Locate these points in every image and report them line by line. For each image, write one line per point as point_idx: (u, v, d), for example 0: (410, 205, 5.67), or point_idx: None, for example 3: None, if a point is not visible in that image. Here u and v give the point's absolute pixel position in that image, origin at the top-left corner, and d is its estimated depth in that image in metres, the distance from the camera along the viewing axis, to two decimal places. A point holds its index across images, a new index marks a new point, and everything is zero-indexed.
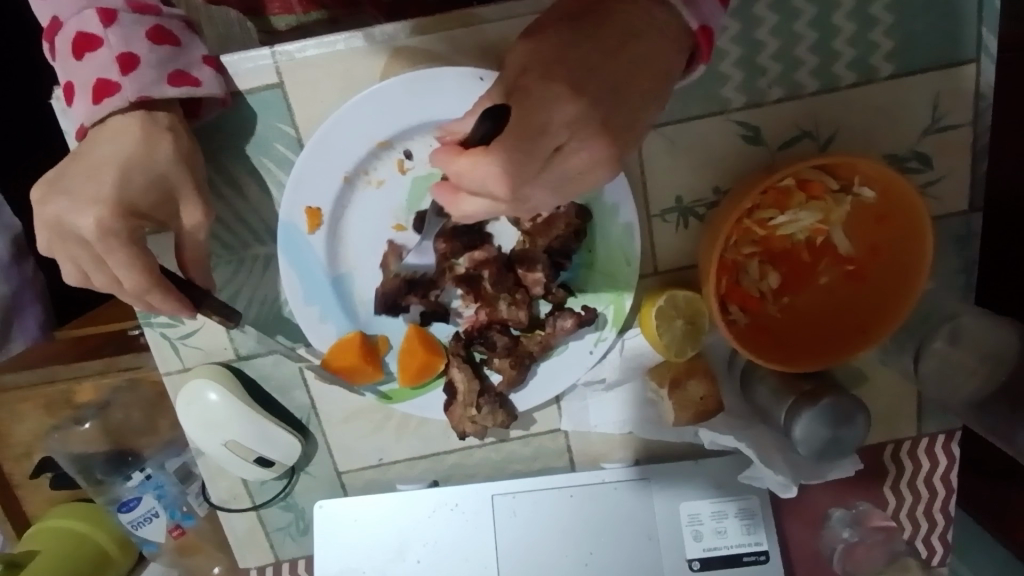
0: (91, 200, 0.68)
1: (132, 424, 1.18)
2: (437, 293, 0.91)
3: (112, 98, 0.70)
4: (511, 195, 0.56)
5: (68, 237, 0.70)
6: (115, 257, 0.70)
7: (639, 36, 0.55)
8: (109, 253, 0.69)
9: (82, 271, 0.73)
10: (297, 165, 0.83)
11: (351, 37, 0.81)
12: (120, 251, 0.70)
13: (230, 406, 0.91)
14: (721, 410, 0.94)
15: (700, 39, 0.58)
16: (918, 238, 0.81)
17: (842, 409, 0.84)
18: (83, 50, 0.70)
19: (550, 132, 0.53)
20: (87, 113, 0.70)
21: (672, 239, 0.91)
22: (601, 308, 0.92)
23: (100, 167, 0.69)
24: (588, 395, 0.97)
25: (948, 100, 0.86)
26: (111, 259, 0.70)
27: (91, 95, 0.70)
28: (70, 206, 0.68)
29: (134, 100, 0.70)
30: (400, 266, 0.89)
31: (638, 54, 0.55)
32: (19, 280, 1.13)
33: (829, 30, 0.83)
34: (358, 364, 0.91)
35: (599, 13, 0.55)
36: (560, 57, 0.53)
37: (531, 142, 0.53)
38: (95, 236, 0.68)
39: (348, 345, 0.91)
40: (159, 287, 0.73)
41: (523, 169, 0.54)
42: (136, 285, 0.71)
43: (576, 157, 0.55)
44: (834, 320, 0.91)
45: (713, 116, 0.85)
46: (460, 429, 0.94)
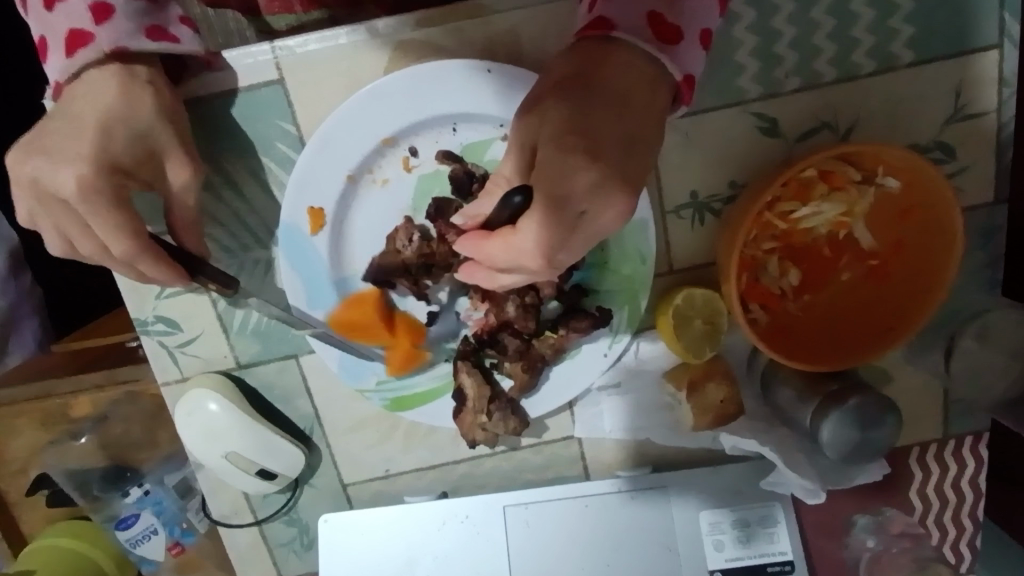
0: (73, 158, 0.65)
1: (131, 438, 1.15)
2: (428, 284, 0.86)
3: (86, 48, 0.66)
4: (545, 261, 0.59)
5: (52, 203, 0.67)
6: (99, 219, 0.66)
7: (635, 95, 0.57)
8: (95, 215, 0.66)
9: (66, 238, 0.70)
10: (299, 164, 0.81)
11: (354, 30, 0.79)
12: (105, 214, 0.66)
13: (231, 417, 0.88)
14: (740, 414, 0.90)
15: (683, 89, 0.60)
16: (945, 229, 0.78)
17: (870, 410, 0.80)
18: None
19: (573, 198, 0.56)
20: (61, 68, 0.67)
21: (688, 236, 0.88)
22: (615, 310, 0.88)
23: (83, 126, 0.66)
24: (601, 400, 0.94)
25: (971, 88, 0.83)
26: (95, 223, 0.67)
27: (65, 47, 0.67)
28: (53, 169, 0.65)
29: (109, 51, 0.67)
30: (411, 245, 0.83)
31: (639, 115, 0.57)
32: (16, 293, 1.14)
33: (847, 17, 0.80)
34: (366, 321, 0.87)
35: (591, 75, 0.57)
36: (565, 128, 0.56)
37: (558, 210, 0.56)
38: (79, 198, 0.65)
39: (359, 302, 0.87)
40: (148, 253, 0.69)
41: (555, 236, 0.57)
42: (126, 251, 0.68)
43: (605, 215, 0.57)
44: (857, 318, 0.87)
45: (729, 108, 0.83)
46: (470, 437, 0.91)
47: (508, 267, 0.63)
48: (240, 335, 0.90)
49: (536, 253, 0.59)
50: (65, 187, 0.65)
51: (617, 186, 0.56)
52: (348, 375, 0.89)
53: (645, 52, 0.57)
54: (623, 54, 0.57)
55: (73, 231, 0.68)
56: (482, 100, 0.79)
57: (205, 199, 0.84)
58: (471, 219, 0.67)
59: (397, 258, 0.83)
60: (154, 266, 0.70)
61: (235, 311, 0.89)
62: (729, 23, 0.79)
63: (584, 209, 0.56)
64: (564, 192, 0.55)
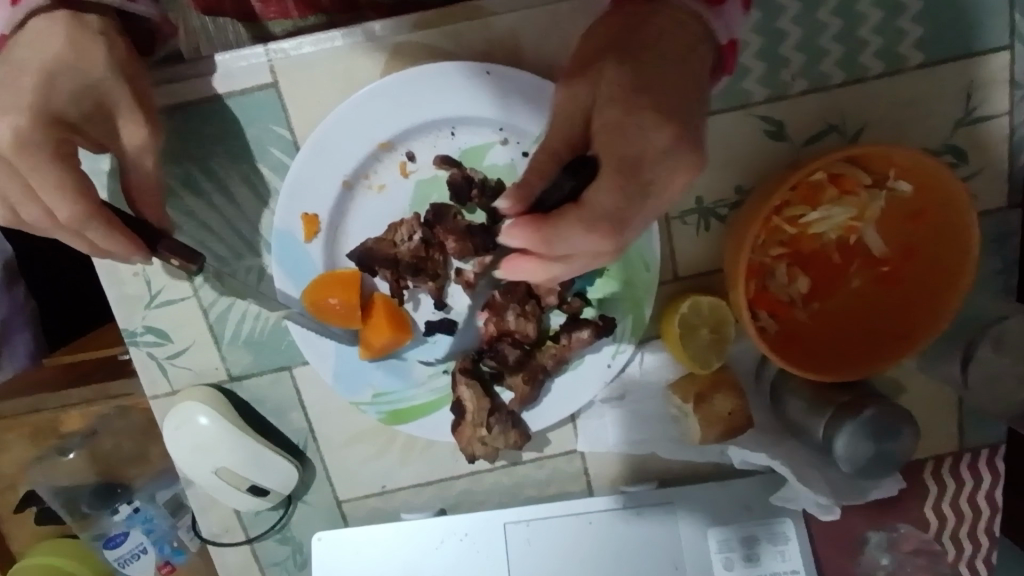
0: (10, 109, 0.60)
1: (122, 454, 1.12)
2: (408, 284, 0.83)
3: None
4: (615, 234, 0.55)
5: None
6: (39, 176, 0.62)
7: (688, 51, 0.59)
8: (34, 169, 0.61)
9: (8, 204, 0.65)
10: (293, 168, 0.78)
11: (350, 33, 0.77)
12: (46, 168, 0.61)
13: (221, 431, 0.85)
14: (750, 427, 0.87)
15: (726, 51, 0.63)
16: (960, 233, 0.76)
17: (887, 420, 0.78)
18: None
19: (650, 160, 0.53)
20: (5, 17, 0.62)
21: (693, 243, 0.85)
22: (619, 319, 0.85)
23: (23, 76, 0.61)
24: (605, 412, 0.91)
25: (982, 89, 0.81)
26: (36, 184, 0.62)
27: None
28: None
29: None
30: (406, 245, 0.81)
31: (695, 69, 0.58)
32: (8, 305, 1.08)
33: (854, 18, 0.78)
34: (346, 303, 0.82)
35: (639, 32, 0.58)
36: (628, 82, 0.55)
37: (634, 173, 0.53)
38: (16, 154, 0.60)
39: (337, 281, 0.82)
40: (99, 218, 0.64)
41: (627, 203, 0.54)
42: (75, 217, 0.64)
43: (677, 177, 0.55)
44: (868, 327, 0.84)
45: (734, 111, 0.81)
46: (468, 451, 0.87)
47: (569, 252, 0.56)
48: (232, 346, 0.87)
49: (606, 224, 0.54)
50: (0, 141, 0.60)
51: (685, 145, 0.54)
52: (344, 387, 0.86)
53: (692, 10, 0.60)
54: (670, 12, 0.59)
55: (14, 195, 0.63)
56: (481, 103, 0.77)
57: (196, 205, 0.82)
58: (515, 202, 0.58)
59: (390, 250, 0.81)
60: (104, 233, 0.65)
61: (227, 321, 0.86)
62: None
63: (657, 170, 0.54)
64: (637, 154, 0.53)
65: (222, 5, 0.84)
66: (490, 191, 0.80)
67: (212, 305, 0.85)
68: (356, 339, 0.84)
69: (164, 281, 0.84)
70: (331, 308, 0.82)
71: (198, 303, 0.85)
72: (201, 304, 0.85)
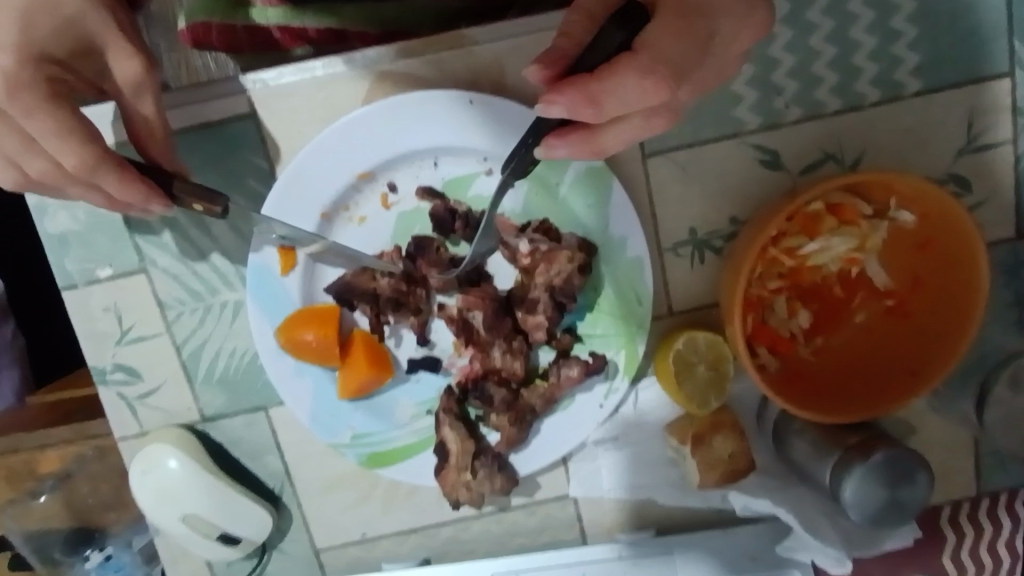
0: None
1: (98, 498, 1.06)
2: (389, 319, 0.80)
3: None
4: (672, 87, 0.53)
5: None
6: (37, 121, 0.57)
7: None
8: (28, 116, 0.57)
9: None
10: (271, 197, 0.76)
11: (331, 62, 0.75)
12: (44, 112, 0.57)
13: (192, 476, 0.80)
14: (751, 470, 0.83)
15: None
16: (968, 264, 0.72)
17: (900, 466, 0.72)
18: None
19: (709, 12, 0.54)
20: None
21: (688, 276, 0.82)
22: (611, 355, 0.81)
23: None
24: (599, 455, 0.85)
25: (983, 116, 0.78)
26: (33, 132, 0.58)
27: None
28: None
29: None
30: (386, 278, 0.78)
31: None
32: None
33: (848, 45, 0.76)
34: (324, 341, 0.78)
35: None
36: None
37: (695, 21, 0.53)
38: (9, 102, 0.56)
39: (315, 316, 0.78)
40: (109, 164, 0.60)
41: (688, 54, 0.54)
42: (83, 164, 0.59)
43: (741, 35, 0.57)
44: (875, 363, 0.80)
45: (726, 140, 0.78)
46: (453, 497, 0.82)
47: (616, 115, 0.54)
48: (206, 385, 0.83)
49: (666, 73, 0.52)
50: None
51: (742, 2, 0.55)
52: (321, 429, 0.81)
53: None
54: None
55: (12, 147, 0.59)
56: (465, 132, 0.75)
57: (172, 237, 0.79)
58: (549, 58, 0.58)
59: (370, 284, 0.78)
60: (116, 184, 0.61)
61: (201, 359, 0.82)
62: None
63: (718, 24, 0.55)
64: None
65: (208, 36, 0.80)
66: (474, 223, 0.77)
67: (185, 342, 0.82)
68: (335, 376, 0.81)
69: (136, 318, 0.81)
70: (309, 345, 0.78)
71: (171, 340, 0.82)
72: (174, 340, 0.82)
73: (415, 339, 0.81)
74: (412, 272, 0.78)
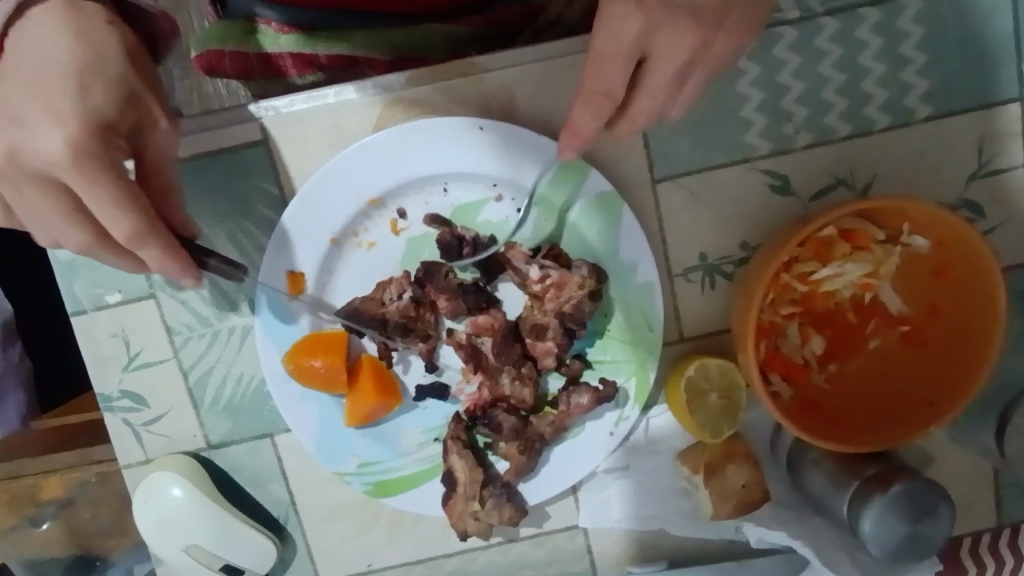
0: (36, 102, 0.53)
1: (99, 525, 1.04)
2: (398, 345, 0.79)
3: None
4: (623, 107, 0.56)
5: (23, 174, 0.53)
6: (98, 191, 0.53)
7: None
8: (90, 184, 0.53)
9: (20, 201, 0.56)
10: (281, 223, 0.76)
11: (342, 89, 0.76)
12: (107, 181, 0.53)
13: (194, 505, 0.79)
14: (766, 501, 0.81)
15: None
16: (984, 290, 0.71)
17: (919, 498, 0.70)
18: None
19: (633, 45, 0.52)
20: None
21: (699, 301, 0.81)
22: (622, 382, 0.80)
23: (31, 70, 0.54)
24: (609, 484, 0.84)
25: (995, 141, 0.78)
26: (88, 200, 0.54)
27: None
28: (27, 113, 0.53)
29: None
30: (394, 304, 0.77)
31: None
32: (4, 364, 0.97)
33: (857, 72, 0.76)
34: (332, 367, 0.77)
35: None
36: None
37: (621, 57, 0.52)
38: (72, 170, 0.52)
39: (324, 342, 0.77)
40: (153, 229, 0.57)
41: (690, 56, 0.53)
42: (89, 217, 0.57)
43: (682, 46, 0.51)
44: (892, 391, 0.79)
45: (737, 165, 0.78)
46: (460, 528, 0.81)
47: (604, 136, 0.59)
48: (211, 412, 0.82)
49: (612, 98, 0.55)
50: (51, 153, 0.52)
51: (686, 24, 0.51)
52: (326, 458, 0.80)
53: None
54: None
55: (51, 219, 0.55)
56: (475, 158, 0.75)
57: None
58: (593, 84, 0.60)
59: (379, 310, 0.76)
60: (158, 257, 0.58)
61: (207, 385, 0.82)
62: (732, 79, 0.76)
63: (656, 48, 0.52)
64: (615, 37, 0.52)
65: (222, 63, 0.80)
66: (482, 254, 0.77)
67: (192, 367, 0.81)
68: (342, 403, 0.80)
69: (143, 343, 0.81)
70: (316, 371, 0.77)
71: (178, 365, 0.81)
72: (181, 365, 0.81)
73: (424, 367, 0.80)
74: (420, 296, 0.77)
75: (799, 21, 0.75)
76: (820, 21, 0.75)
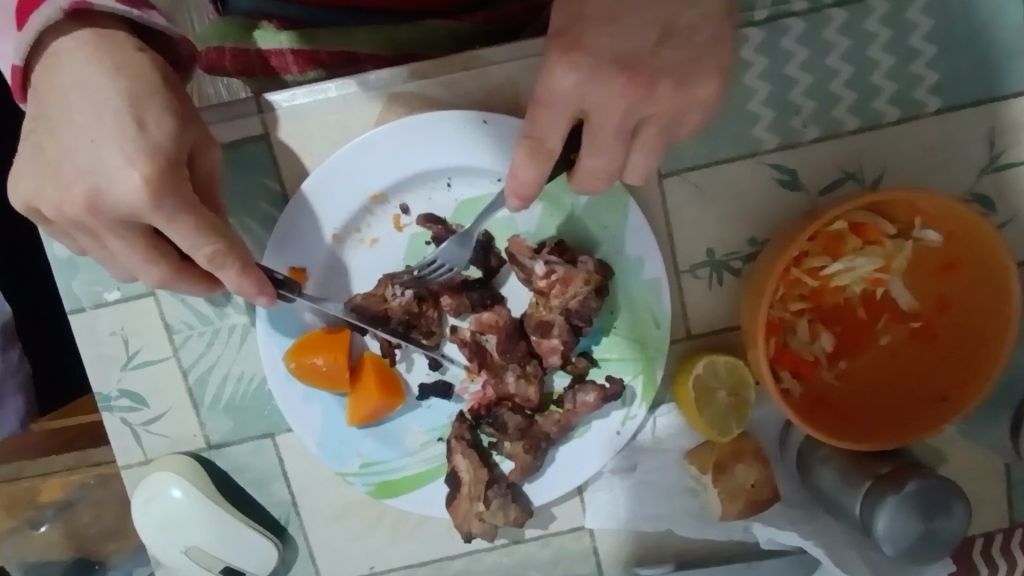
0: (95, 140, 0.52)
1: (100, 528, 1.02)
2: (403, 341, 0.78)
3: (40, 10, 0.54)
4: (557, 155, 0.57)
5: (107, 222, 0.54)
6: (178, 226, 0.54)
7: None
8: (172, 222, 0.54)
9: (103, 242, 0.58)
10: (281, 220, 0.75)
11: (344, 83, 0.75)
12: (188, 216, 0.54)
13: (195, 507, 0.78)
14: (775, 500, 0.80)
15: None
16: (998, 284, 0.70)
17: (933, 496, 0.69)
18: (26, 13, 0.54)
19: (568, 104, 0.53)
20: (15, 45, 0.55)
21: (706, 298, 0.80)
22: (629, 380, 0.79)
23: (64, 94, 0.53)
24: (615, 484, 0.82)
25: (1006, 133, 0.77)
26: (122, 213, 0.53)
27: (17, 17, 0.54)
28: (97, 154, 0.52)
29: (70, 8, 0.54)
30: (396, 299, 0.75)
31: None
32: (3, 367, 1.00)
33: (866, 64, 0.75)
34: (335, 365, 0.76)
35: None
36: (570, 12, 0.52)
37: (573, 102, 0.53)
38: (155, 209, 0.53)
39: (326, 340, 0.76)
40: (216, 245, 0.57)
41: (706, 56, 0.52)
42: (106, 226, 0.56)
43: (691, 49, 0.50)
44: (903, 388, 0.77)
45: (745, 159, 0.77)
46: (465, 529, 0.79)
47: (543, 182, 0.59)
48: (212, 411, 0.81)
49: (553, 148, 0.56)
50: (130, 194, 0.52)
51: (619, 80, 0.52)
52: (329, 458, 0.79)
53: None
54: None
55: (134, 259, 0.57)
56: (476, 153, 0.74)
57: None
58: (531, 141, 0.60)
59: (382, 306, 0.75)
60: (237, 275, 0.59)
61: (207, 385, 0.81)
62: (739, 72, 0.75)
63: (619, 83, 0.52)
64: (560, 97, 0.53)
65: (222, 61, 0.79)
66: (482, 246, 0.76)
67: (192, 366, 0.80)
68: (344, 402, 0.79)
69: (143, 341, 0.80)
70: (318, 369, 0.75)
71: (178, 364, 0.80)
72: (181, 364, 0.80)
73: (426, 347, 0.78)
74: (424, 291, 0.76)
75: (807, 13, 0.74)
76: (827, 13, 0.74)
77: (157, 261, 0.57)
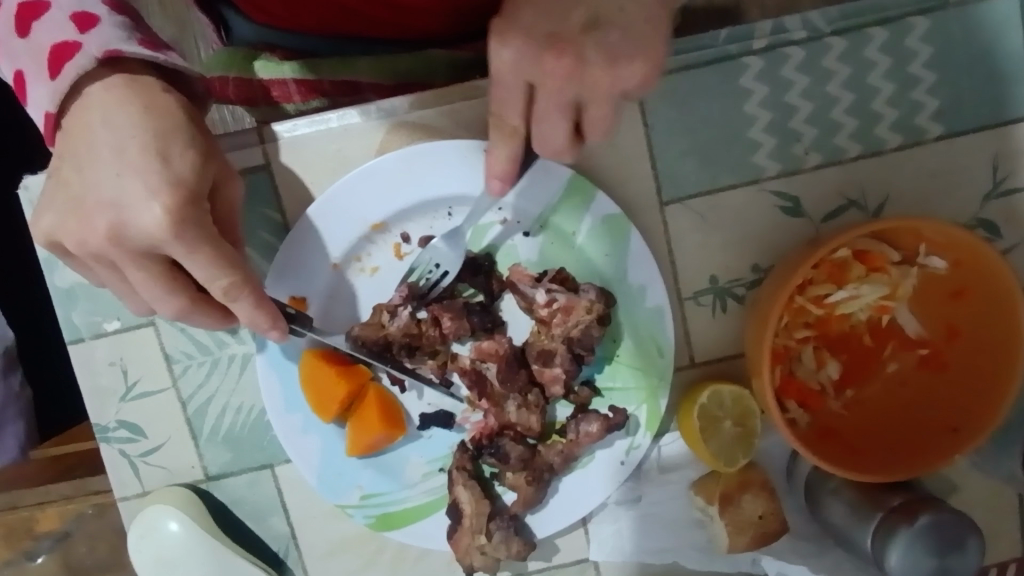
0: (120, 174, 0.52)
1: (96, 560, 1.05)
2: (408, 366, 0.77)
3: (73, 61, 0.53)
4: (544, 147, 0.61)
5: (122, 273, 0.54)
6: (195, 259, 0.53)
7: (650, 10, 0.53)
8: (192, 253, 0.53)
9: (122, 273, 0.57)
10: (281, 250, 0.74)
11: (345, 114, 0.75)
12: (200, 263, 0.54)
13: (191, 539, 0.77)
14: (785, 533, 0.78)
15: None
16: (1007, 311, 0.69)
17: (947, 529, 0.67)
18: (59, 64, 0.53)
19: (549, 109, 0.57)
20: (48, 93, 0.53)
21: (710, 326, 0.79)
22: (632, 410, 0.78)
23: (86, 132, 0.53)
24: (620, 516, 0.80)
25: (1009, 159, 0.76)
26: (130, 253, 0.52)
27: (49, 67, 0.53)
28: (118, 188, 0.52)
29: (101, 57, 0.53)
30: (393, 321, 0.74)
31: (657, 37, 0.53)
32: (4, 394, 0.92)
33: (866, 91, 0.75)
34: (336, 385, 0.75)
35: None
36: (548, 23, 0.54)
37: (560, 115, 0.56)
38: (176, 235, 0.52)
39: (329, 361, 0.75)
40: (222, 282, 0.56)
41: None
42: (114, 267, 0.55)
43: None
44: (912, 417, 0.76)
45: (747, 186, 0.76)
46: (467, 563, 0.78)
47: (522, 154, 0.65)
48: (210, 444, 0.80)
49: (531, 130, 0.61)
50: (151, 223, 0.51)
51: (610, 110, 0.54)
52: (327, 491, 0.78)
53: None
54: None
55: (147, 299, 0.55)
56: (478, 181, 0.73)
57: None
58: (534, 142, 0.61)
59: (379, 333, 0.74)
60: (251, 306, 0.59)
61: (206, 415, 0.80)
62: (740, 99, 0.75)
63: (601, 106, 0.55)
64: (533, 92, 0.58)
65: (225, 90, 0.79)
66: (470, 265, 0.76)
67: (191, 398, 0.79)
68: (344, 432, 0.77)
69: (142, 372, 0.79)
70: (319, 386, 0.75)
71: (177, 395, 0.79)
72: (179, 395, 0.79)
73: (436, 384, 0.78)
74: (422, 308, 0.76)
75: (806, 41, 0.74)
76: (826, 41, 0.74)
77: (175, 292, 0.56)
